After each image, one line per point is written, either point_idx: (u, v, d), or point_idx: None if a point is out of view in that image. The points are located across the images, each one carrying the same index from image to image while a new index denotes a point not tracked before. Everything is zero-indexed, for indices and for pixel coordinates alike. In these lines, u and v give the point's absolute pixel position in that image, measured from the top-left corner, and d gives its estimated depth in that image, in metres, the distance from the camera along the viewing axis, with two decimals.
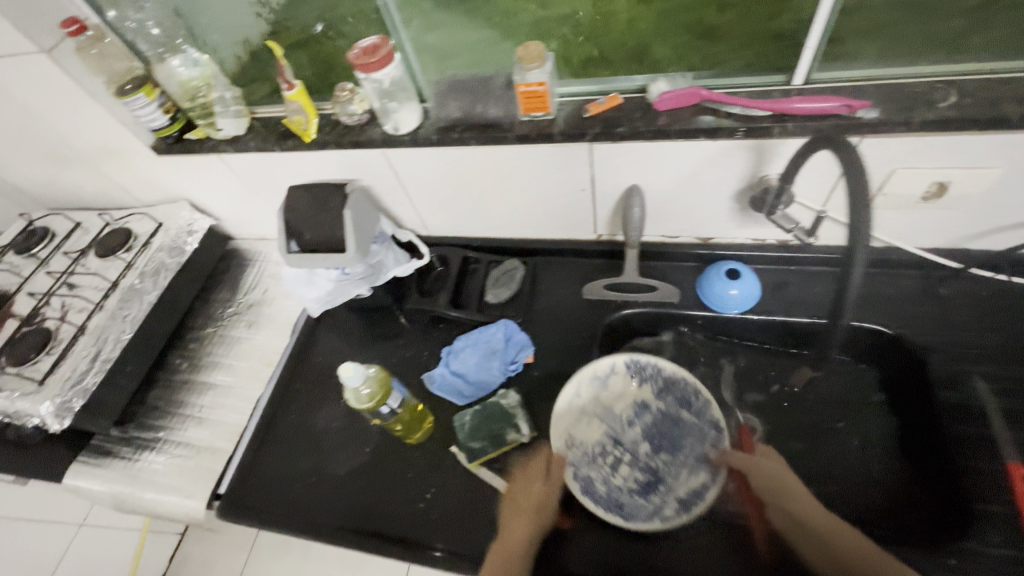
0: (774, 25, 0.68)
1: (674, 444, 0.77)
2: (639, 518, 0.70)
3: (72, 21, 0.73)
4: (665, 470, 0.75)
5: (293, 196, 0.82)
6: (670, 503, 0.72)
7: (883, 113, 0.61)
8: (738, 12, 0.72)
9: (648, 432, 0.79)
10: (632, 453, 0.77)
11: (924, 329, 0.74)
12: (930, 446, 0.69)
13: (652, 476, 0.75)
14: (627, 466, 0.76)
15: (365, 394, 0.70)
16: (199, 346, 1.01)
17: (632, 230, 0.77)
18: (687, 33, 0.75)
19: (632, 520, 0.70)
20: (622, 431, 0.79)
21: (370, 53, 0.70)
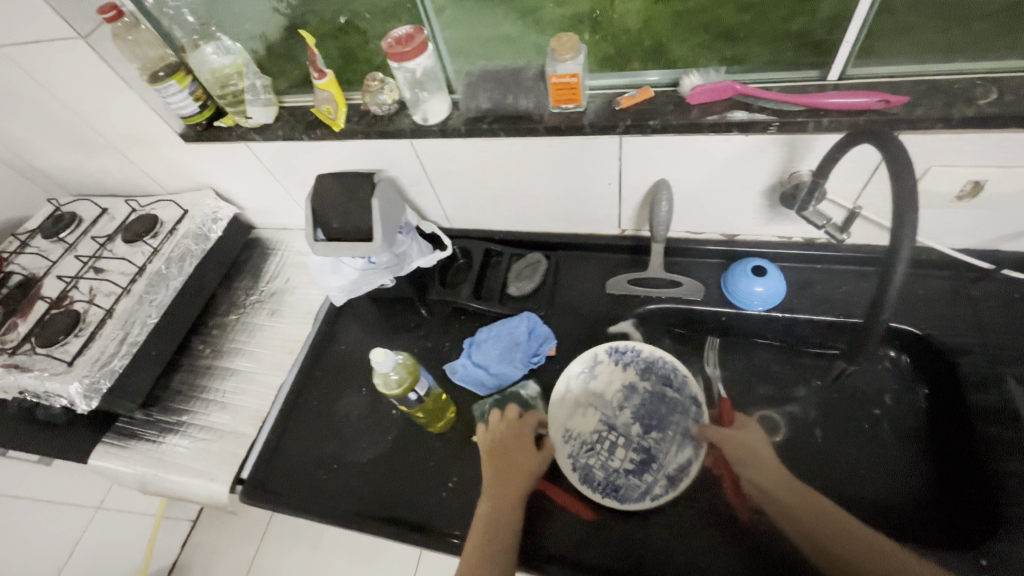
0: (792, 25, 0.66)
1: (663, 422, 0.78)
2: (635, 498, 0.72)
3: (110, 7, 0.75)
4: (658, 449, 0.76)
5: (322, 184, 0.82)
6: (662, 480, 0.73)
7: (922, 109, 0.61)
8: (756, 14, 0.66)
9: (639, 413, 0.79)
10: (626, 435, 0.77)
11: (954, 330, 0.73)
12: (961, 447, 0.69)
13: (645, 454, 0.76)
14: (622, 448, 0.76)
15: (395, 381, 0.70)
16: (221, 333, 1.02)
17: (659, 225, 0.76)
18: (705, 34, 0.70)
19: (627, 501, 0.71)
20: (614, 415, 0.79)
21: (405, 42, 0.70)
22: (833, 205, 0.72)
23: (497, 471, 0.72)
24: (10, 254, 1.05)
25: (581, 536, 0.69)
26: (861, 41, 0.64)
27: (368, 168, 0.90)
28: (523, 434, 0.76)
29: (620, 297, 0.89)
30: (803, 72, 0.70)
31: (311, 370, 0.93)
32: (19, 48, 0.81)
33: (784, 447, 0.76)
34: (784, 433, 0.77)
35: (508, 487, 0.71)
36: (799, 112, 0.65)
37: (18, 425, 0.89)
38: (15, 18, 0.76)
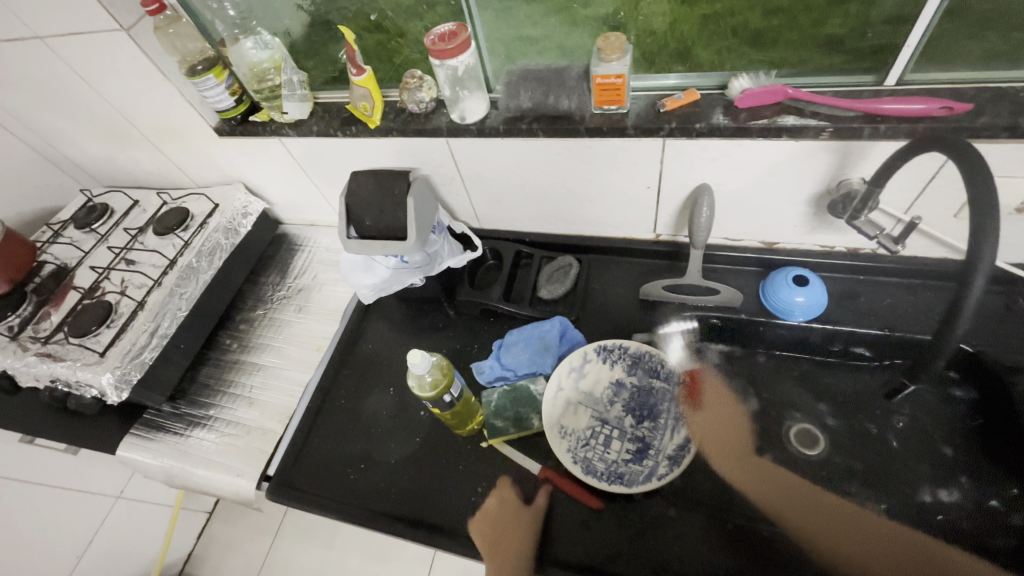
0: (818, 31, 0.64)
1: (654, 410, 0.76)
2: (638, 481, 0.70)
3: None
4: (653, 435, 0.74)
5: (357, 181, 0.81)
6: (663, 461, 0.71)
7: (988, 116, 0.58)
8: (785, 19, 0.64)
9: (630, 405, 0.77)
10: (620, 428, 0.75)
11: (1008, 347, 0.70)
12: (1017, 468, 0.66)
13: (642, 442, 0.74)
14: (618, 439, 0.74)
15: (429, 384, 0.69)
16: (248, 328, 1.01)
17: (699, 231, 0.74)
18: (737, 38, 0.68)
19: (632, 484, 0.70)
20: (605, 410, 0.77)
21: (447, 39, 0.69)
22: (886, 214, 0.70)
23: (491, 544, 0.69)
24: (43, 244, 1.06)
25: (615, 549, 0.67)
26: (922, 45, 0.62)
27: (401, 166, 0.89)
28: (506, 494, 0.74)
29: (652, 303, 0.87)
30: (857, 77, 0.67)
31: (339, 367, 0.92)
32: (62, 40, 0.81)
33: (824, 462, 0.73)
34: (821, 446, 0.74)
35: (506, 551, 0.68)
36: (856, 118, 0.62)
37: (49, 414, 0.90)
38: (59, 9, 0.76)
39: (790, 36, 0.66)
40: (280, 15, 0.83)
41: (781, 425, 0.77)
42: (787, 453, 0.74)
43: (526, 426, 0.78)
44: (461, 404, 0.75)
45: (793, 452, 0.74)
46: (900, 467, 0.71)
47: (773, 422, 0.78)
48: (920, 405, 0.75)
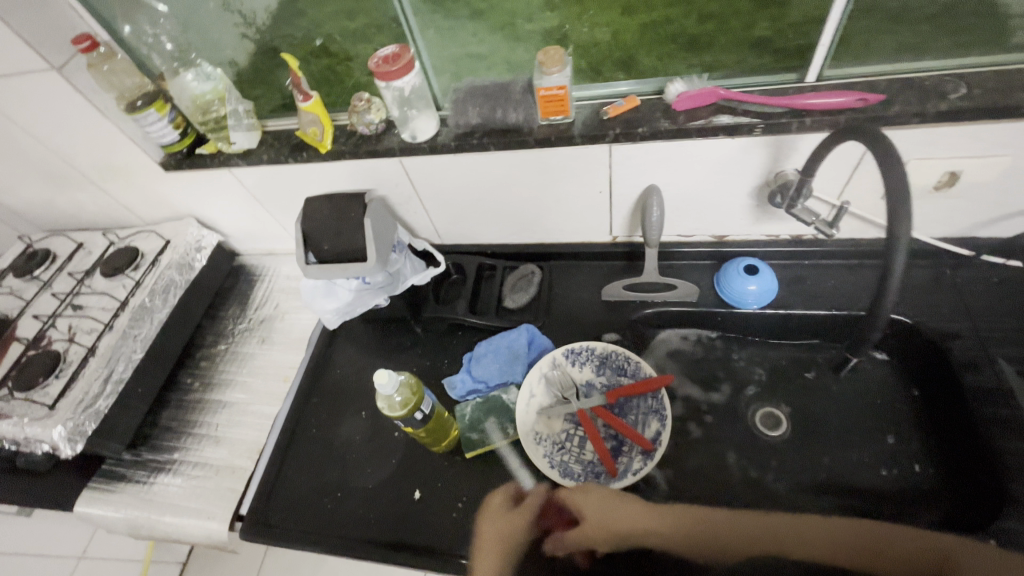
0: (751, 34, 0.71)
1: (624, 408, 0.78)
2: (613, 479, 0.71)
3: (84, 38, 0.73)
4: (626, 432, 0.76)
5: (312, 206, 0.81)
6: (637, 456, 0.73)
7: (898, 105, 0.63)
8: (717, 24, 0.71)
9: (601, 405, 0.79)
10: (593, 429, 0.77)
11: (943, 316, 0.75)
12: (957, 427, 0.70)
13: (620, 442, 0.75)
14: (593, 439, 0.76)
15: (398, 403, 0.69)
16: (210, 364, 0.98)
17: (651, 230, 0.77)
18: (675, 44, 0.74)
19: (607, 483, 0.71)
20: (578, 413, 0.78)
21: (391, 61, 0.70)
22: (822, 199, 0.74)
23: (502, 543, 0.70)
24: None
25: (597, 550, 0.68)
26: (836, 43, 0.67)
27: (358, 189, 0.89)
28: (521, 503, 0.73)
29: (615, 303, 0.89)
30: (782, 76, 0.72)
31: (308, 395, 0.90)
32: None
33: (790, 443, 0.76)
34: (787, 428, 0.77)
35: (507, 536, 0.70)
36: (783, 113, 0.66)
37: None
38: None
39: (723, 40, 0.72)
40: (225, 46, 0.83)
41: (748, 409, 0.80)
42: (757, 438, 0.77)
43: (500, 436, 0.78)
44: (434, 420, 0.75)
45: (762, 434, 0.77)
46: (862, 443, 0.74)
47: (738, 408, 0.80)
48: (869, 379, 0.79)
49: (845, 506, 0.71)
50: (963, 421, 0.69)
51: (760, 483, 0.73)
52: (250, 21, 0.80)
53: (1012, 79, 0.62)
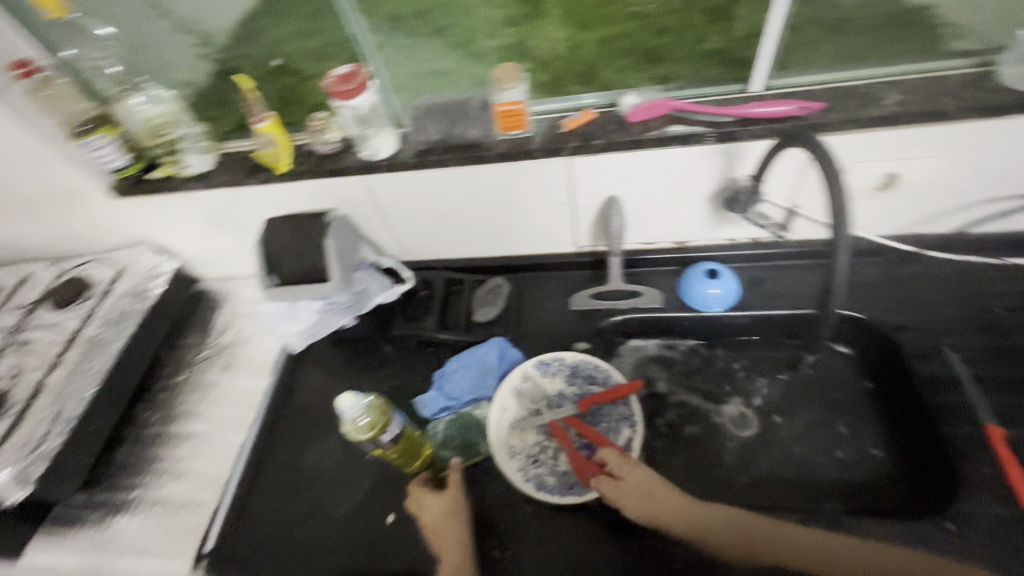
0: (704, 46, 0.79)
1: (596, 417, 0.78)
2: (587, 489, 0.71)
3: (19, 64, 0.71)
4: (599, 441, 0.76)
5: (272, 229, 0.79)
6: None
7: (836, 112, 0.67)
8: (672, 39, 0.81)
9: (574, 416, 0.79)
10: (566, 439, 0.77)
11: (894, 310, 0.79)
12: (913, 415, 0.73)
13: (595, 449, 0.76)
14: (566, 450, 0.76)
15: (365, 425, 0.66)
16: (169, 396, 0.94)
17: (614, 240, 0.79)
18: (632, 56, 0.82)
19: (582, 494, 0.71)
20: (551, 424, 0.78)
21: (347, 79, 0.70)
22: (775, 203, 0.77)
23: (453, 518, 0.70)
24: None
25: (575, 562, 0.67)
26: (776, 55, 0.71)
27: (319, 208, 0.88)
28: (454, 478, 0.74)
29: (584, 312, 0.89)
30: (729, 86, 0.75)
31: (274, 422, 0.88)
32: None
33: (758, 441, 0.78)
34: (754, 427, 0.79)
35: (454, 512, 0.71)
36: (731, 123, 0.69)
37: None
38: None
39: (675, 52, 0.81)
40: None
41: (718, 411, 0.81)
42: (727, 438, 0.79)
43: (474, 453, 0.78)
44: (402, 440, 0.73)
45: (731, 435, 0.79)
46: (824, 437, 0.77)
47: (707, 410, 0.81)
48: (830, 374, 0.82)
49: (812, 501, 0.72)
50: (916, 409, 0.72)
51: (732, 483, 0.75)
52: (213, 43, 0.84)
53: (937, 86, 0.67)
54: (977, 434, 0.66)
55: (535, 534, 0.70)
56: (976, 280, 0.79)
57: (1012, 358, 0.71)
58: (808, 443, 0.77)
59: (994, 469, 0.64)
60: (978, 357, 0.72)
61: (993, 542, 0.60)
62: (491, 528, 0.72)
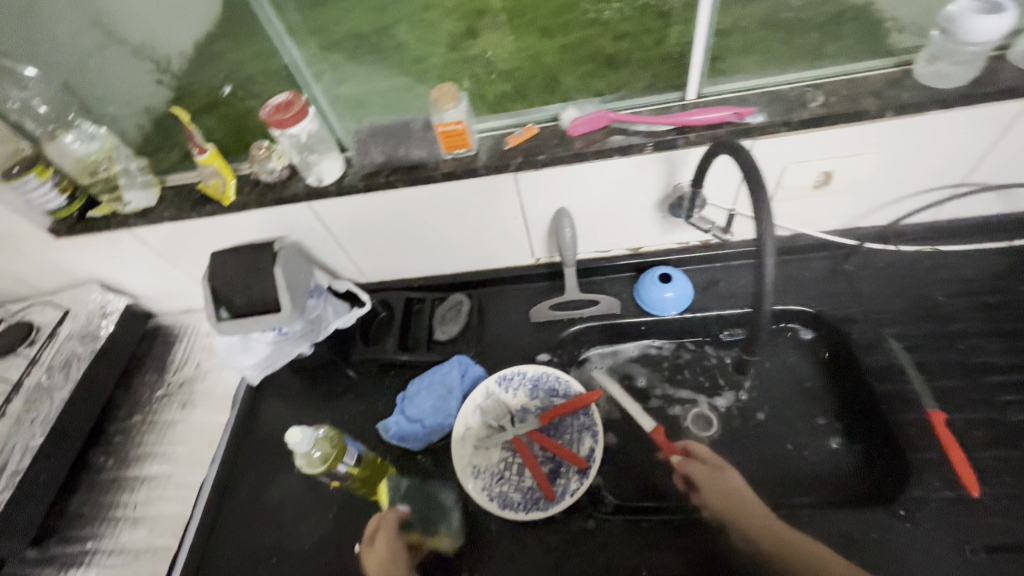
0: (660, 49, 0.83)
1: (559, 428, 0.79)
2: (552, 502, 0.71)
3: None
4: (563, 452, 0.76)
5: (218, 262, 0.77)
6: (575, 476, 0.73)
7: (768, 116, 0.69)
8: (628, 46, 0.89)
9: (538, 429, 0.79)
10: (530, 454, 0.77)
11: (840, 303, 0.81)
12: (864, 407, 0.75)
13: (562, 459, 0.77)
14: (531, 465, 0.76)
15: (318, 458, 0.69)
16: (125, 439, 0.91)
17: (567, 250, 0.79)
18: (591, 64, 0.91)
19: (547, 507, 0.71)
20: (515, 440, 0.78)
21: (284, 108, 0.70)
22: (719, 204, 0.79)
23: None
24: None
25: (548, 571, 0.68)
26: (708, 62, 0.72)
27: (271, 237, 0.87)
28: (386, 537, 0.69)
29: (545, 323, 0.90)
30: (667, 95, 0.76)
31: (236, 458, 0.86)
32: None
33: (720, 440, 0.79)
34: (716, 428, 0.80)
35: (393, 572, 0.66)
36: (670, 131, 0.70)
37: None
38: None
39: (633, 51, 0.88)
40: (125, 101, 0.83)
41: (679, 413, 0.82)
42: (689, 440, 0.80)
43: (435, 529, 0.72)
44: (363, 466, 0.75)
45: (694, 436, 0.80)
46: (783, 431, 0.78)
47: (670, 414, 0.82)
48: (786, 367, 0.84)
49: (776, 500, 0.73)
50: (866, 400, 0.74)
51: None
52: (164, 67, 0.83)
53: (860, 87, 0.69)
54: (923, 420, 0.69)
55: (504, 553, 0.70)
56: (913, 270, 0.82)
57: (947, 344, 0.75)
58: (770, 438, 0.78)
59: (941, 453, 0.66)
60: (916, 344, 0.76)
61: (942, 526, 0.62)
62: (460, 550, 0.71)
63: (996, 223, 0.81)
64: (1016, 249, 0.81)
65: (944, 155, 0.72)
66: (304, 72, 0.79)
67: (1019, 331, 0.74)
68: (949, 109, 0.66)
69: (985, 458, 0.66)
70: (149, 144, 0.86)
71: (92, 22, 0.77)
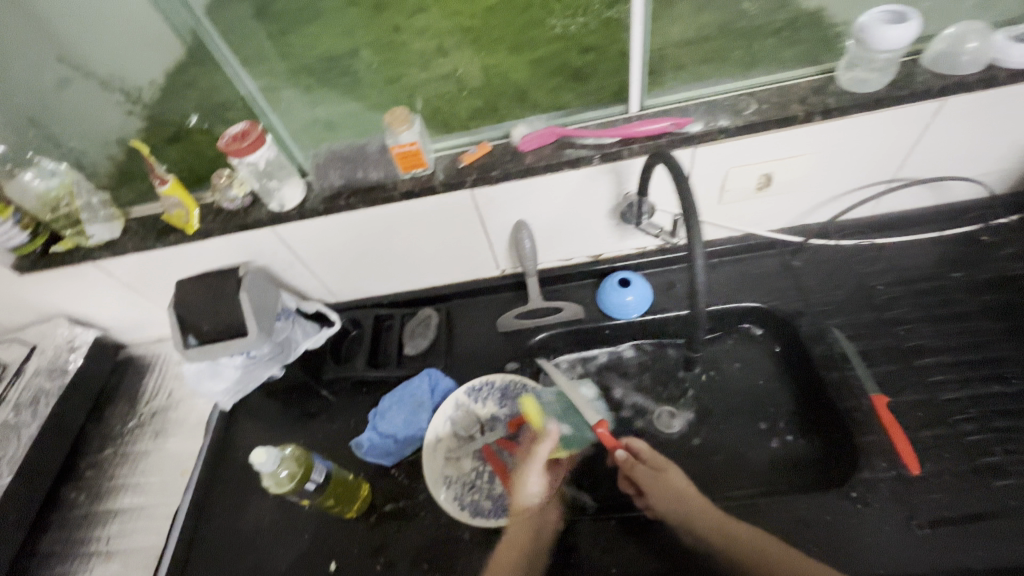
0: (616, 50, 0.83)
1: None
2: None
3: None
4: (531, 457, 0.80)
5: (184, 289, 0.79)
6: None
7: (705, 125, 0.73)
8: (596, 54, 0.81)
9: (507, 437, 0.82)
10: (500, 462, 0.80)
11: (791, 298, 0.85)
12: (815, 395, 0.79)
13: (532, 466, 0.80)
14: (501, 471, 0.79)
15: (286, 477, 0.68)
16: (96, 474, 0.90)
17: (527, 260, 0.83)
18: (557, 77, 0.85)
19: None
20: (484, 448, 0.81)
21: (241, 137, 0.73)
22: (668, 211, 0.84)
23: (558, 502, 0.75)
24: None
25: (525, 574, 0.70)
26: (645, 76, 0.77)
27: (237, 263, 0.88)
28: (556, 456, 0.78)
29: (511, 332, 0.92)
30: (611, 108, 0.81)
31: (210, 483, 0.86)
32: None
33: (683, 435, 0.82)
34: (681, 423, 0.83)
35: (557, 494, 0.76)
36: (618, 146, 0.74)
37: None
38: None
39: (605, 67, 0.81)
40: (89, 137, 0.84)
41: (645, 412, 0.85)
42: (654, 437, 0.83)
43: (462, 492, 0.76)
44: (333, 485, 0.75)
45: (659, 433, 0.83)
46: (741, 426, 0.82)
47: (636, 413, 0.85)
48: (744, 360, 0.87)
49: (741, 491, 0.76)
50: (816, 388, 0.79)
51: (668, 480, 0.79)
52: (135, 99, 0.82)
53: (789, 93, 0.74)
54: (867, 405, 0.73)
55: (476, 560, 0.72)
56: (855, 262, 0.87)
57: (887, 330, 0.80)
58: (732, 429, 0.82)
59: (884, 435, 0.71)
60: (858, 332, 0.80)
61: (889, 503, 0.66)
62: (435, 560, 0.73)
63: (922, 216, 0.88)
64: (945, 239, 0.87)
65: (870, 155, 0.78)
66: (261, 103, 0.83)
67: (952, 314, 0.80)
68: (869, 111, 0.72)
69: (924, 437, 0.70)
70: (113, 176, 0.87)
71: (58, 59, 0.76)
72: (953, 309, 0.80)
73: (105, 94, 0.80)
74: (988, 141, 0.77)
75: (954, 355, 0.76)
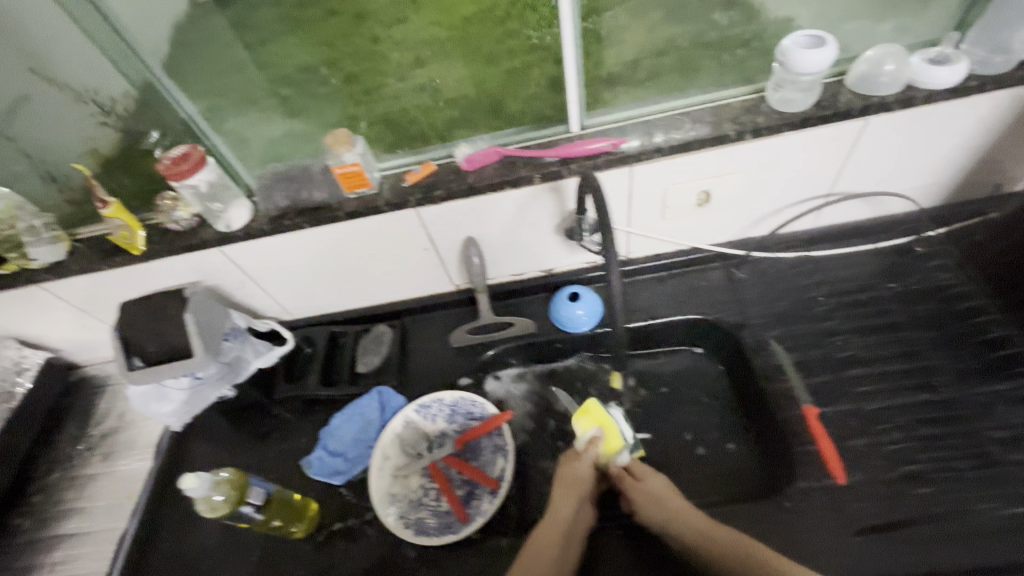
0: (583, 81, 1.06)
1: (475, 451, 0.93)
2: (463, 522, 0.85)
3: None
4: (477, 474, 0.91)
5: (128, 310, 0.84)
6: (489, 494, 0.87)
7: (637, 146, 0.85)
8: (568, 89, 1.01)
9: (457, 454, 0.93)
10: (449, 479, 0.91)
11: (730, 309, 1.04)
12: (755, 405, 0.97)
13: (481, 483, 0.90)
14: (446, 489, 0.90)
15: (221, 501, 0.77)
16: (41, 498, 1.00)
17: (475, 276, 0.93)
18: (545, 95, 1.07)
19: (456, 529, 0.84)
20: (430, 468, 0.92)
21: (181, 161, 0.82)
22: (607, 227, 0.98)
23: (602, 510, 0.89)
24: None
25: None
26: (581, 101, 0.91)
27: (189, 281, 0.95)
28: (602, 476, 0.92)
29: (463, 348, 1.02)
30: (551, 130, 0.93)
31: (157, 506, 0.96)
32: None
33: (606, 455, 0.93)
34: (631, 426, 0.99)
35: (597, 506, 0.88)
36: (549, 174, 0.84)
37: None
38: None
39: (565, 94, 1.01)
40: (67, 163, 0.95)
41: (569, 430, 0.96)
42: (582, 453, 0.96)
43: (411, 512, 0.87)
44: (276, 507, 0.84)
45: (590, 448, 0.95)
46: (670, 435, 1.00)
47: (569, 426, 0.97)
48: (691, 379, 1.07)
49: (708, 496, 0.93)
50: (753, 394, 0.97)
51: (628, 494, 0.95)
52: (106, 110, 1.02)
53: (728, 112, 0.89)
54: (799, 414, 0.90)
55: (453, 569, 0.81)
56: (797, 274, 1.07)
57: (825, 341, 0.98)
58: (684, 437, 0.99)
59: (815, 445, 0.86)
60: (765, 352, 0.98)
61: (817, 507, 0.81)
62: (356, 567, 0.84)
63: (864, 228, 1.09)
64: (882, 250, 1.09)
65: (812, 175, 0.97)
66: (201, 123, 1.00)
67: (886, 325, 0.99)
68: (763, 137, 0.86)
69: (852, 445, 0.87)
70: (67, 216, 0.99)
71: (30, 70, 0.95)
72: (882, 319, 1.00)
73: (77, 104, 1.01)
74: (923, 158, 0.98)
75: (883, 366, 0.95)
